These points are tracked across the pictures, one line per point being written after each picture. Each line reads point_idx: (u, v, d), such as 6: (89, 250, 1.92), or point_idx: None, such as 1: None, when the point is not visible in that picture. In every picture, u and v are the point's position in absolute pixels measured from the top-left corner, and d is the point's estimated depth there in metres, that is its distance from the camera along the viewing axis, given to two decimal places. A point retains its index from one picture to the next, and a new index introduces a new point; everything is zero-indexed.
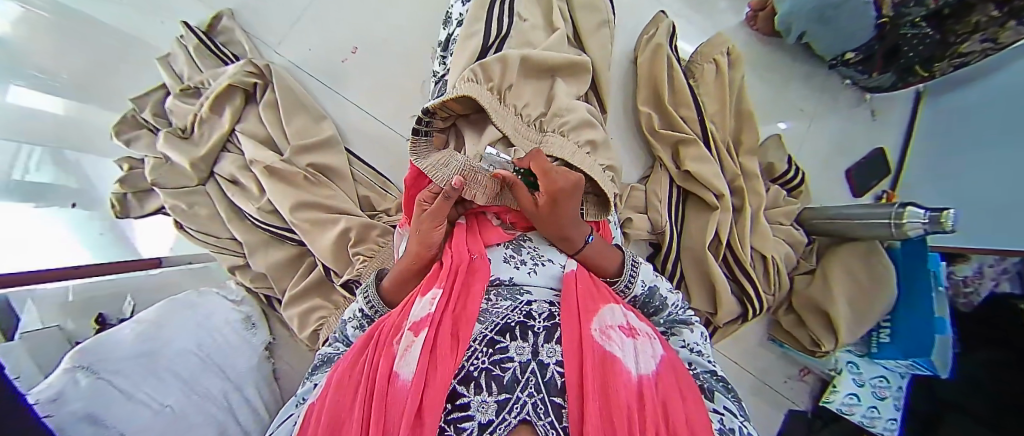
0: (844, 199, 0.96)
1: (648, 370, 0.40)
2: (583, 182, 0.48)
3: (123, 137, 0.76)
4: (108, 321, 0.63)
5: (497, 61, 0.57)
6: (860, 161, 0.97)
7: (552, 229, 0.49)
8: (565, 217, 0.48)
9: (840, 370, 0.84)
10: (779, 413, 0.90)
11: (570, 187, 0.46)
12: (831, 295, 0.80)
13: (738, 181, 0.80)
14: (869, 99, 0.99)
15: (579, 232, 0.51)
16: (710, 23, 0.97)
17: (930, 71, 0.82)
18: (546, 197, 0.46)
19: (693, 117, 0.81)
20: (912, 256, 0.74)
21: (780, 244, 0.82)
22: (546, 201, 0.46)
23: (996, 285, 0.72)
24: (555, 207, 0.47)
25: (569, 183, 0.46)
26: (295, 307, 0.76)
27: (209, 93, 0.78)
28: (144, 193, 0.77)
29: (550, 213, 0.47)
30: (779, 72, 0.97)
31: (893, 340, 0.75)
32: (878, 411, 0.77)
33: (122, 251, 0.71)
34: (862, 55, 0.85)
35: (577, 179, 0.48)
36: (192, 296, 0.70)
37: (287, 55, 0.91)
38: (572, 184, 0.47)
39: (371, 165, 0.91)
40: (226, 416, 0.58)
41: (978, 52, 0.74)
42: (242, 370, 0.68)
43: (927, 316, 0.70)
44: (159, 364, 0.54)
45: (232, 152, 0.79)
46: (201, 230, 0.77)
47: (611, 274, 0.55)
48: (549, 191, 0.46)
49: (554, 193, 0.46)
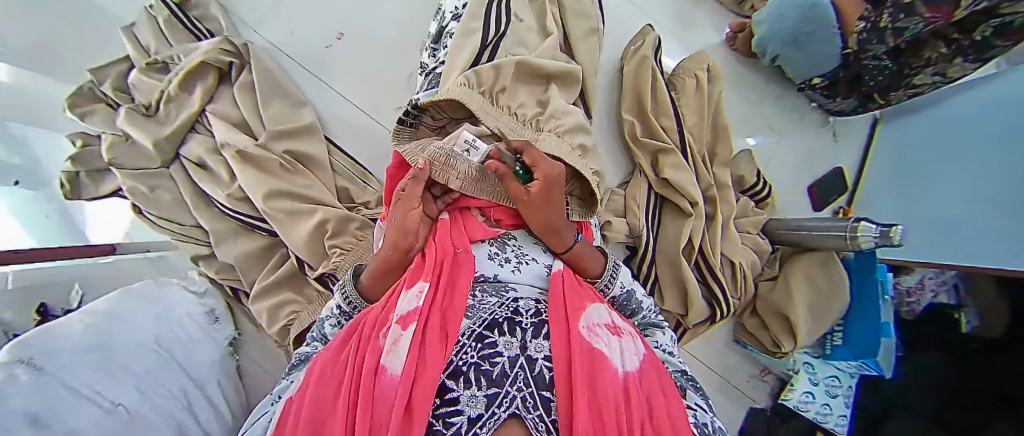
0: (805, 211, 1.03)
1: (633, 367, 0.42)
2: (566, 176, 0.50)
3: (77, 111, 0.69)
4: (52, 312, 0.55)
5: (490, 68, 0.60)
6: (820, 178, 1.04)
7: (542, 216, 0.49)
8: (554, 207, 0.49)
9: (797, 370, 0.91)
10: (741, 410, 0.96)
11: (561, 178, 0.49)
12: (791, 300, 0.86)
13: (711, 190, 0.84)
14: (831, 121, 1.06)
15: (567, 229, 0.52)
16: (692, 40, 1.02)
17: (887, 99, 0.89)
18: (540, 183, 0.47)
19: (673, 127, 0.84)
20: (863, 267, 0.81)
21: (747, 251, 0.87)
22: (540, 187, 0.47)
23: (935, 296, 0.80)
24: (547, 192, 0.48)
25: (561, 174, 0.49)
26: (265, 301, 0.73)
27: (179, 69, 0.72)
28: (100, 173, 0.71)
29: (540, 199, 0.48)
30: (754, 89, 1.04)
31: (846, 342, 0.80)
32: (830, 408, 0.85)
33: (71, 237, 0.65)
34: (828, 81, 0.91)
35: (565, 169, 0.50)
36: (151, 287, 0.66)
37: (267, 37, 0.86)
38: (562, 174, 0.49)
39: (352, 156, 0.88)
40: (186, 416, 0.54)
41: (929, 84, 0.80)
42: (205, 368, 0.64)
43: (873, 320, 0.77)
44: (112, 362, 0.49)
45: (201, 134, 0.74)
46: (163, 216, 0.72)
47: (593, 274, 0.56)
48: (544, 178, 0.47)
49: (548, 178, 0.47)
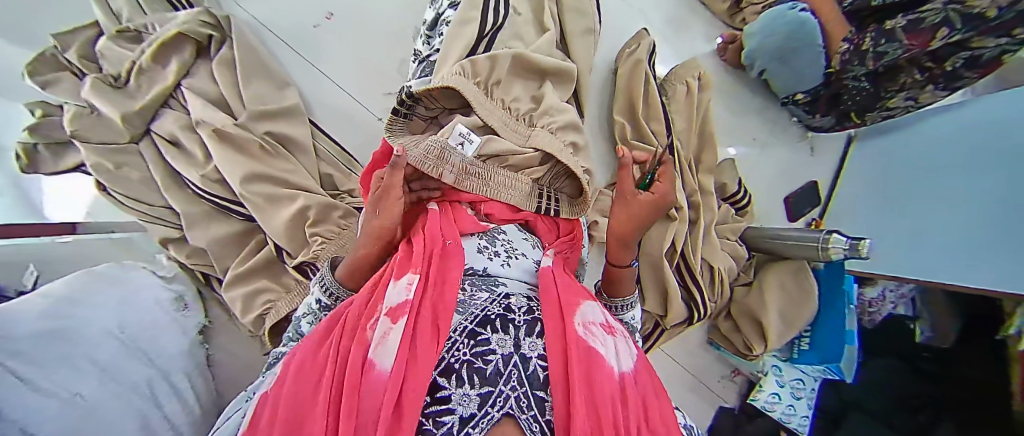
0: (780, 221, 1.08)
1: (627, 367, 0.43)
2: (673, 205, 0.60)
3: (39, 79, 0.64)
4: (3, 293, 0.50)
5: (486, 59, 0.59)
6: (797, 190, 1.09)
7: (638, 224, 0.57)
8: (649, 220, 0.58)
9: (765, 372, 0.94)
10: (711, 409, 1.00)
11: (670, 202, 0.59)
12: (765, 304, 0.90)
13: (696, 195, 0.87)
14: (810, 137, 1.11)
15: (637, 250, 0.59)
16: (683, 47, 1.04)
17: (862, 119, 0.93)
18: (654, 195, 0.57)
19: (662, 132, 0.86)
20: (832, 277, 0.86)
21: (726, 258, 0.90)
22: (651, 197, 0.58)
23: (894, 307, 0.92)
24: (654, 203, 0.58)
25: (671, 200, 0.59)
26: (239, 287, 0.70)
27: (152, 39, 0.67)
28: (61, 146, 0.65)
29: (643, 206, 0.57)
30: (739, 99, 1.07)
31: (812, 347, 0.87)
32: (794, 409, 0.89)
33: (27, 212, 0.60)
34: (810, 97, 0.95)
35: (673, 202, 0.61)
36: (116, 270, 0.63)
37: (250, 11, 0.82)
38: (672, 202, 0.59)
39: (338, 143, 0.85)
40: (149, 406, 0.51)
41: (902, 107, 0.86)
42: (171, 357, 0.61)
43: (840, 329, 0.84)
44: (68, 346, 0.46)
45: (175, 110, 0.70)
46: (130, 196, 0.67)
47: (624, 297, 0.61)
48: (659, 194, 0.58)
49: (662, 195, 0.58)
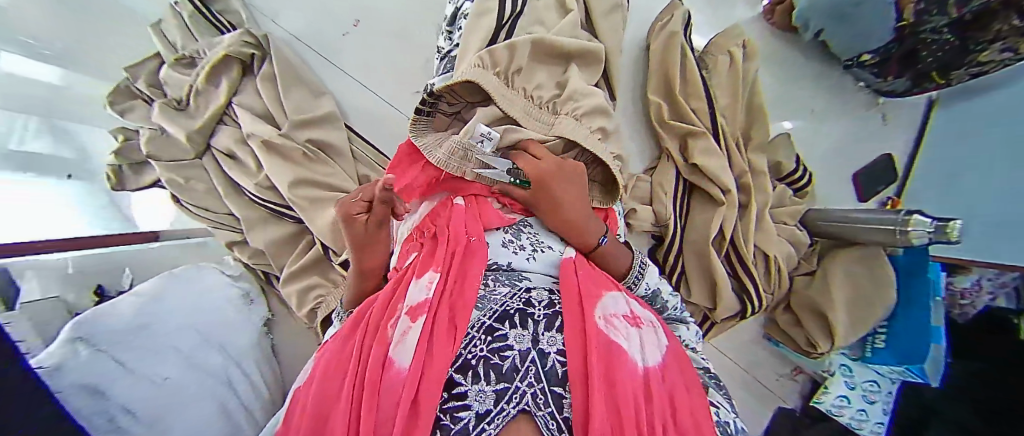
0: (849, 202, 0.94)
1: (654, 361, 0.41)
2: (569, 164, 0.52)
3: (118, 108, 0.74)
4: (107, 294, 0.60)
5: (505, 47, 0.56)
6: (870, 164, 0.95)
7: (555, 219, 0.52)
8: (560, 199, 0.51)
9: (833, 372, 0.86)
10: (768, 409, 0.93)
11: (555, 170, 0.51)
12: (831, 300, 0.80)
13: (745, 176, 0.79)
14: (881, 103, 0.95)
15: (588, 226, 0.54)
16: (725, 13, 0.93)
17: (947, 77, 0.77)
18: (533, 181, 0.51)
19: (704, 109, 0.79)
20: (915, 264, 0.72)
21: (782, 243, 0.81)
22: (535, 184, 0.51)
23: (992, 299, 0.71)
24: (541, 188, 0.51)
25: (554, 167, 0.51)
26: (294, 283, 0.77)
27: (204, 62, 0.75)
28: (140, 166, 0.76)
29: (543, 197, 0.51)
30: (795, 65, 0.94)
31: (888, 345, 0.75)
32: (866, 414, 0.79)
33: (122, 223, 0.71)
34: (879, 57, 0.81)
35: (564, 162, 0.52)
36: (188, 271, 0.70)
37: (287, 28, 0.87)
38: (556, 168, 0.51)
39: (373, 143, 0.89)
40: (226, 390, 0.59)
41: (999, 60, 0.69)
42: (243, 347, 0.69)
43: (924, 325, 0.70)
44: (156, 339, 0.53)
45: (229, 126, 0.78)
46: (199, 205, 0.76)
47: (619, 274, 0.57)
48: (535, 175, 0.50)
49: (540, 175, 0.50)
